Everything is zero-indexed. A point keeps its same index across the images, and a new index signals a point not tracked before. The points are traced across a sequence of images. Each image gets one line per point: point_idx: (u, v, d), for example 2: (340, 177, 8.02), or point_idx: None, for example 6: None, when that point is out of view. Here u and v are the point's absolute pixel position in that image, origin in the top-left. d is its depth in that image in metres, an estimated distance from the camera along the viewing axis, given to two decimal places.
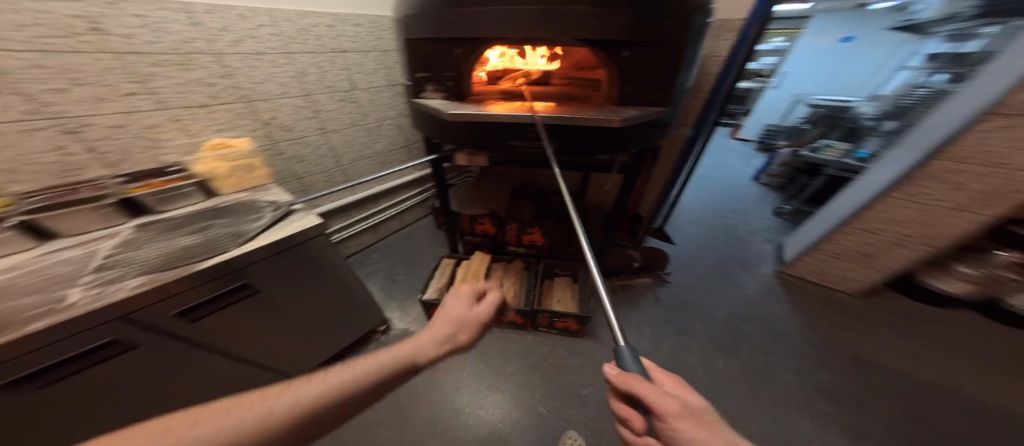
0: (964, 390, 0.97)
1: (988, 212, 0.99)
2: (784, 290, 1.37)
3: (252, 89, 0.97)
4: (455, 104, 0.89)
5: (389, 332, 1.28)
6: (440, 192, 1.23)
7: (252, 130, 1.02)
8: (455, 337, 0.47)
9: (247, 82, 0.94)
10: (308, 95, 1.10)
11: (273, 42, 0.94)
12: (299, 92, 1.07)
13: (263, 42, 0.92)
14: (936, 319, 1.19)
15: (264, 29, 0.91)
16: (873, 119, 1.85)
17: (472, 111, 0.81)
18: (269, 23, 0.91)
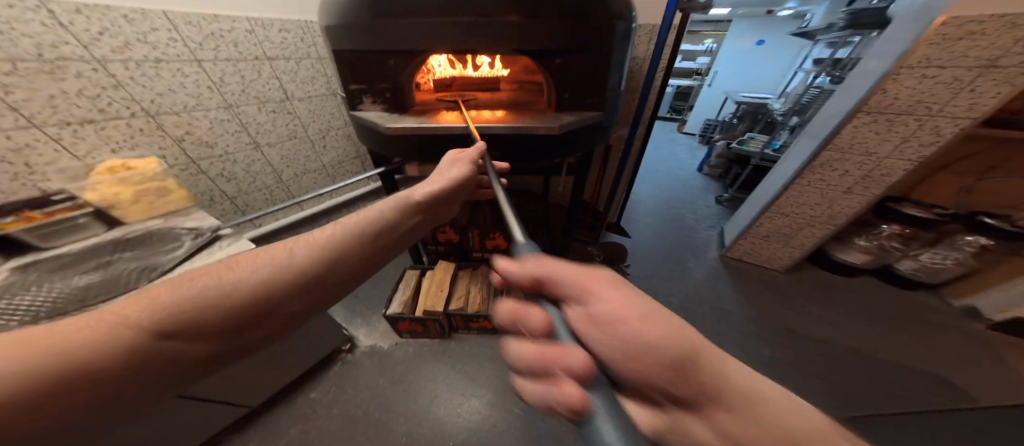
0: (872, 344, 1.12)
1: (870, 194, 1.18)
2: (727, 273, 1.51)
3: (155, 102, 0.85)
4: (395, 116, 0.87)
5: (355, 351, 1.18)
6: None
7: (161, 147, 0.91)
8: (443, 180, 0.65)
9: (146, 94, 0.83)
10: (230, 106, 0.99)
11: (177, 49, 0.83)
12: (218, 104, 0.96)
13: (159, 48, 0.81)
14: (847, 285, 1.39)
15: (163, 33, 0.80)
16: (783, 114, 2.10)
17: (411, 124, 0.79)
18: (166, 27, 0.80)
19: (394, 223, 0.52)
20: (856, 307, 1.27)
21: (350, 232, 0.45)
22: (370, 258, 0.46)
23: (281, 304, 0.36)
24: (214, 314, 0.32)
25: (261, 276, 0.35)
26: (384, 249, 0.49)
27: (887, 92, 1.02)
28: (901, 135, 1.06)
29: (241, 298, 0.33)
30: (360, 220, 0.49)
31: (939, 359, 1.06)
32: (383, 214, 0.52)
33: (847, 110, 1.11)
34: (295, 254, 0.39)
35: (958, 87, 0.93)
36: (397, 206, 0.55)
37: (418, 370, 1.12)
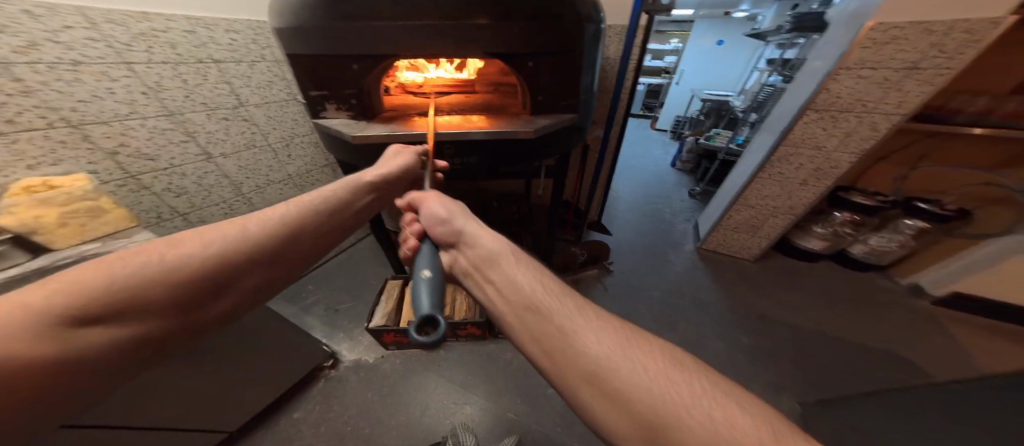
0: (837, 325, 1.21)
1: (823, 185, 1.27)
2: (704, 264, 1.57)
3: (79, 110, 0.74)
4: (362, 124, 0.83)
5: (339, 366, 1.11)
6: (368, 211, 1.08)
7: (91, 161, 0.80)
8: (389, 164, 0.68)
9: (65, 101, 0.72)
10: (172, 114, 0.90)
11: (100, 50, 0.73)
12: (157, 112, 0.87)
13: (78, 50, 0.71)
14: (810, 269, 1.49)
15: (80, 32, 0.70)
16: (742, 111, 2.22)
17: (380, 133, 0.75)
18: (85, 24, 0.70)
19: (345, 205, 0.57)
20: (820, 291, 1.36)
21: (299, 212, 0.50)
22: (321, 236, 0.51)
23: (237, 280, 0.41)
24: (166, 287, 0.35)
25: (215, 251, 0.39)
26: (335, 228, 0.54)
27: (830, 91, 1.10)
28: (843, 131, 1.15)
29: (194, 273, 0.37)
30: (308, 201, 0.53)
31: (895, 334, 1.15)
32: (334, 195, 0.57)
33: (798, 108, 1.18)
34: (246, 232, 0.43)
35: (887, 86, 1.03)
36: (347, 189, 0.59)
37: (407, 382, 1.06)
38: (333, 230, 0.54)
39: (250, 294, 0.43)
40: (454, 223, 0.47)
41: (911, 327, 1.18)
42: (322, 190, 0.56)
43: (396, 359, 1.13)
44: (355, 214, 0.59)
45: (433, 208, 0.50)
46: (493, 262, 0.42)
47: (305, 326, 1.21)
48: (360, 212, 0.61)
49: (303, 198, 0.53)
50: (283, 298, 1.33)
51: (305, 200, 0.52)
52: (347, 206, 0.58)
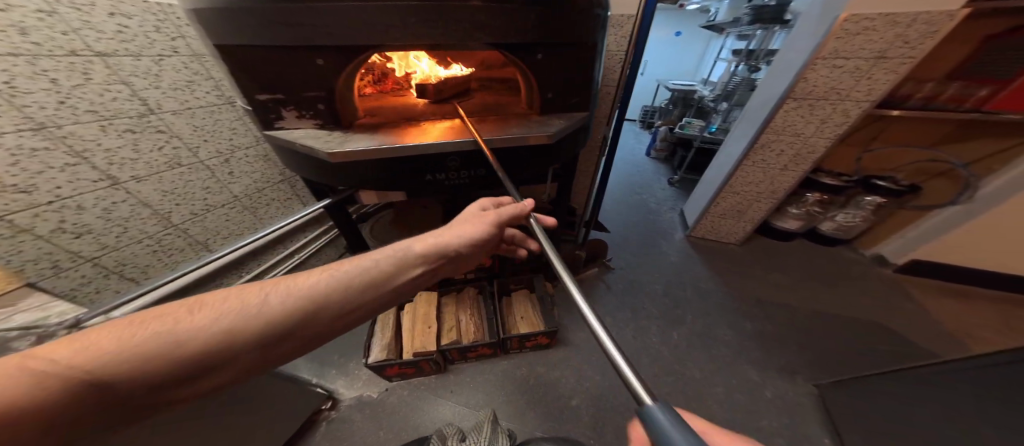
0: (818, 305, 1.32)
1: (801, 169, 1.32)
2: (696, 252, 1.61)
3: None
4: (334, 133, 0.66)
5: (338, 406, 0.91)
6: (349, 236, 0.91)
7: None
8: (464, 225, 0.51)
9: None
10: (44, 127, 0.64)
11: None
12: (17, 126, 0.61)
13: None
14: (786, 249, 1.61)
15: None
16: (711, 100, 2.30)
17: (364, 146, 0.59)
18: None
19: (396, 272, 0.42)
20: (800, 269, 1.50)
21: (336, 284, 0.37)
22: (351, 316, 0.37)
23: (235, 363, 0.30)
24: (154, 370, 0.27)
25: (221, 328, 0.30)
26: (373, 308, 0.39)
27: (808, 80, 1.12)
28: (820, 118, 1.18)
29: (190, 355, 0.28)
30: (354, 269, 0.39)
31: (865, 303, 1.33)
32: (387, 262, 0.41)
33: (778, 96, 1.19)
34: (268, 302, 0.33)
35: (859, 75, 1.06)
36: (404, 257, 0.43)
37: (422, 413, 0.92)
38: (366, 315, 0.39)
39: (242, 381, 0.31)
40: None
41: (876, 299, 1.35)
42: (369, 260, 0.41)
43: (403, 389, 0.97)
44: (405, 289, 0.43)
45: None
46: None
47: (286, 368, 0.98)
48: (410, 289, 0.44)
49: (349, 266, 0.39)
50: None
51: (349, 268, 0.39)
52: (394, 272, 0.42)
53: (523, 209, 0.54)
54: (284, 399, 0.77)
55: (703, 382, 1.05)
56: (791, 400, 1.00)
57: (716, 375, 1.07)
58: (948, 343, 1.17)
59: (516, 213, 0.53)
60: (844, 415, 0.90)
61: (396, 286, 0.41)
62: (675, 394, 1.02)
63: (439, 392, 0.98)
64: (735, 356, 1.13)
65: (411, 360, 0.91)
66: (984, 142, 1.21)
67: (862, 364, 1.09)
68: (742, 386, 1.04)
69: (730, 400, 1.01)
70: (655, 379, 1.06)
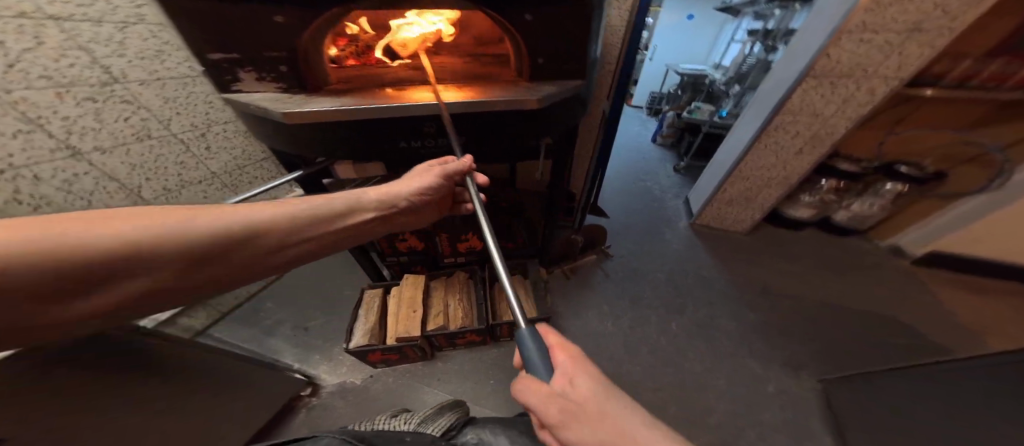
0: (826, 296, 1.25)
1: (817, 153, 1.21)
2: (700, 241, 1.54)
3: None
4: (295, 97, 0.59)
5: (320, 392, 0.88)
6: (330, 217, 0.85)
7: None
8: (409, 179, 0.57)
9: None
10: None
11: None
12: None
13: None
14: (795, 239, 1.53)
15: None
16: (723, 84, 2.17)
17: (324, 107, 0.53)
18: None
19: (342, 214, 0.48)
20: (809, 259, 1.43)
21: (277, 218, 0.41)
22: (293, 248, 0.42)
23: (156, 276, 0.31)
24: (71, 264, 0.26)
25: (155, 237, 0.30)
26: (311, 243, 0.44)
27: (830, 57, 0.99)
28: (842, 97, 1.06)
29: (114, 257, 0.28)
30: (298, 207, 0.44)
31: (877, 295, 1.26)
32: (334, 204, 0.48)
33: (797, 73, 1.06)
34: (203, 222, 0.34)
35: (889, 49, 0.94)
36: (352, 203, 0.50)
37: (408, 400, 0.89)
38: (302, 252, 0.44)
39: (160, 297, 0.32)
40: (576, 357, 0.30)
41: (891, 292, 1.28)
42: (314, 203, 0.46)
43: (388, 375, 0.94)
44: (346, 234, 0.49)
45: (583, 387, 0.27)
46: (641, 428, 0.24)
47: (268, 351, 0.95)
48: (348, 232, 0.49)
49: (292, 204, 0.44)
50: (234, 318, 1.02)
51: (294, 206, 0.44)
52: (337, 217, 0.48)
53: (464, 164, 0.58)
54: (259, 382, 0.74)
55: (703, 375, 1.01)
56: (794, 394, 0.96)
57: (717, 367, 1.03)
58: (966, 340, 1.10)
59: (455, 168, 0.58)
60: (850, 411, 0.86)
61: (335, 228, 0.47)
62: (675, 385, 0.98)
63: (426, 378, 0.95)
64: (737, 348, 1.08)
65: (395, 346, 0.87)
66: (1020, 124, 1.11)
67: (870, 359, 1.04)
68: (743, 378, 1.00)
69: (729, 392, 0.97)
70: (652, 371, 1.01)
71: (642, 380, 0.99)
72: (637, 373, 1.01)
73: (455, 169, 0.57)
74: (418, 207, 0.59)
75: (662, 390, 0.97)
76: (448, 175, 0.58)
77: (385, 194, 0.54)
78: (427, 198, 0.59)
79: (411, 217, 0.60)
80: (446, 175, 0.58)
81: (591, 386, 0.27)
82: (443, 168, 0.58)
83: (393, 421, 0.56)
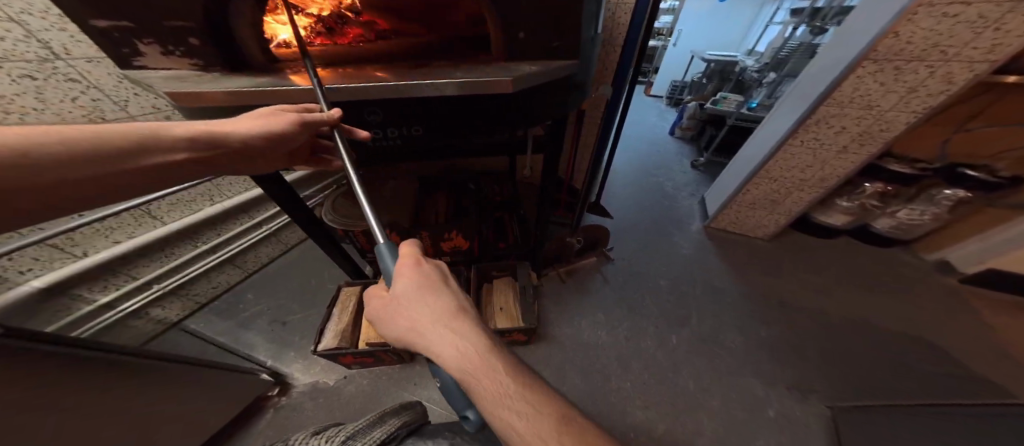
0: (854, 314, 1.10)
1: (866, 151, 1.03)
2: (713, 245, 1.40)
3: None
4: (223, 82, 0.52)
5: (291, 392, 0.86)
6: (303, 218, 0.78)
7: None
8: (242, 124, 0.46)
9: None
10: None
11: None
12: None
13: None
14: (824, 249, 1.37)
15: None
16: (757, 71, 1.93)
17: (244, 88, 0.49)
18: None
19: (140, 152, 0.40)
20: (839, 272, 1.26)
21: (50, 141, 0.34)
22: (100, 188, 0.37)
23: None
24: None
25: None
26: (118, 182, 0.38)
27: (899, 36, 0.79)
28: (907, 86, 0.86)
29: None
30: (92, 133, 0.38)
31: (912, 316, 1.10)
32: (150, 138, 0.41)
33: (851, 57, 0.87)
34: None
35: (984, 25, 0.72)
36: (155, 134, 0.41)
37: (381, 403, 0.85)
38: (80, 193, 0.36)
39: None
40: (411, 270, 0.37)
41: (931, 314, 1.12)
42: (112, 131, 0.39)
43: (361, 378, 0.90)
44: (157, 176, 0.41)
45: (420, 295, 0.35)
46: (424, 326, 0.33)
47: (244, 346, 0.94)
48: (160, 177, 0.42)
49: (81, 129, 0.37)
50: (212, 309, 1.03)
51: (83, 130, 0.37)
52: (146, 152, 0.40)
53: (331, 117, 0.47)
54: (223, 381, 0.72)
55: (697, 394, 0.91)
56: (798, 420, 0.85)
57: (714, 386, 0.92)
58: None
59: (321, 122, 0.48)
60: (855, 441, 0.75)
61: (158, 168, 0.41)
62: (666, 403, 0.89)
63: (400, 382, 0.90)
64: (740, 365, 0.97)
65: (365, 351, 0.82)
66: None
67: (898, 389, 0.91)
68: (744, 400, 0.90)
69: (725, 415, 0.87)
70: (641, 386, 0.92)
71: (627, 396, 0.91)
72: (626, 387, 0.92)
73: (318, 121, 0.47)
74: (261, 155, 0.49)
75: (650, 408, 0.88)
76: (293, 126, 0.48)
77: (208, 130, 0.44)
78: (274, 148, 0.49)
79: (251, 164, 0.50)
80: (289, 125, 0.48)
81: (421, 280, 0.36)
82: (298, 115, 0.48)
83: (310, 442, 0.42)
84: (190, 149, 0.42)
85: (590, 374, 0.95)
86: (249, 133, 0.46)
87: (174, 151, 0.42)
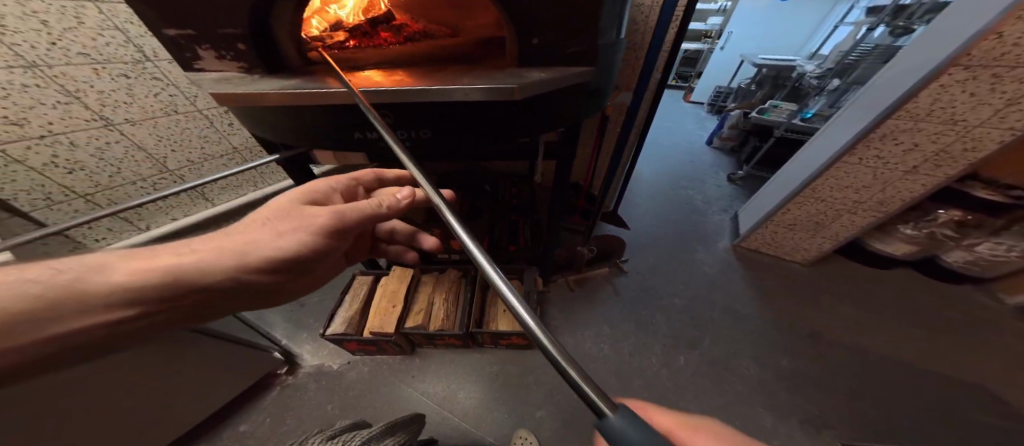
0: (901, 355, 0.96)
1: (942, 173, 0.88)
2: (740, 266, 1.29)
3: None
4: (250, 79, 0.53)
5: (298, 373, 0.91)
6: None
7: None
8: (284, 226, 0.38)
9: None
10: (32, 67, 0.64)
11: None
12: (6, 62, 0.61)
13: None
14: (876, 281, 1.20)
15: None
16: (816, 78, 1.73)
17: (266, 88, 0.47)
18: None
19: (69, 314, 0.26)
20: (896, 309, 1.10)
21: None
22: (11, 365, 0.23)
23: None
24: None
25: None
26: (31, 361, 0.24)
27: (1002, 39, 0.66)
28: (1006, 98, 0.72)
29: None
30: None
31: (980, 368, 0.94)
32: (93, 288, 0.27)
33: (933, 65, 0.75)
34: None
35: None
36: (88, 281, 0.27)
37: (379, 393, 0.88)
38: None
39: None
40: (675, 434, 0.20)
41: (1003, 366, 0.94)
42: (17, 287, 0.24)
43: (363, 366, 0.93)
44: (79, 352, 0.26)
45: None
46: None
47: (264, 324, 1.01)
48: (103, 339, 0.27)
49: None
50: None
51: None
52: (76, 315, 0.26)
53: (379, 205, 0.43)
54: (237, 355, 0.78)
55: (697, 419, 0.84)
56: None
57: (718, 413, 0.85)
58: None
59: (381, 212, 0.44)
60: None
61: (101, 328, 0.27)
62: None
63: (398, 372, 0.93)
64: (753, 395, 0.88)
65: (369, 338, 0.85)
66: None
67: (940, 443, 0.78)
68: (750, 431, 0.82)
69: None
70: None
71: None
72: None
73: (372, 211, 0.43)
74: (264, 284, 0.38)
75: None
76: (347, 216, 0.41)
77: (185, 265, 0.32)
78: (283, 275, 0.39)
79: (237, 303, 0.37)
80: (340, 219, 0.41)
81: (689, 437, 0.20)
82: (336, 210, 0.41)
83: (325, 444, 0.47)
84: (145, 302, 0.29)
85: None
86: (263, 256, 0.36)
87: (115, 308, 0.28)
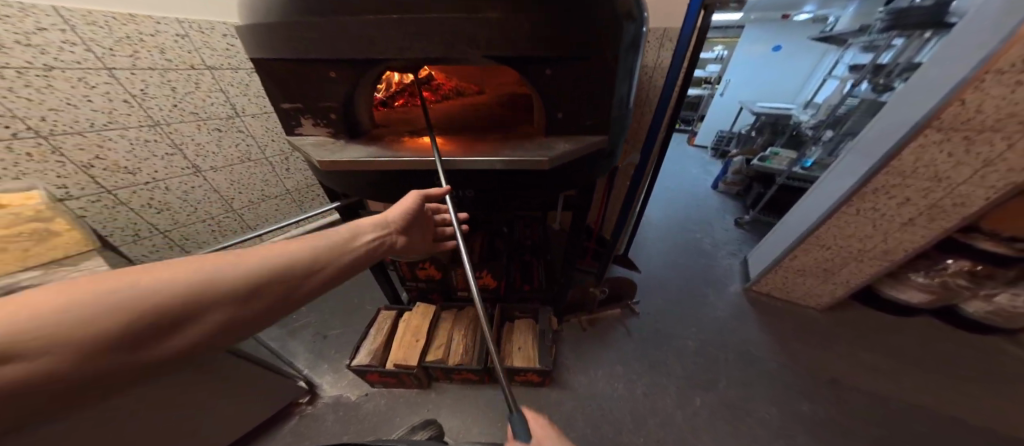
0: (929, 406, 0.92)
1: (939, 225, 0.92)
2: (754, 310, 1.28)
3: (49, 120, 0.69)
4: (336, 145, 0.65)
5: (318, 402, 0.94)
6: None
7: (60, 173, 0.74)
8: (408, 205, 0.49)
9: (34, 109, 0.67)
10: (155, 124, 0.83)
11: (77, 55, 0.68)
12: (140, 123, 0.81)
13: (50, 55, 0.66)
14: (898, 330, 1.17)
15: (58, 36, 0.65)
16: (811, 127, 1.86)
17: (357, 157, 0.58)
18: (65, 28, 0.65)
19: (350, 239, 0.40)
20: (918, 357, 1.07)
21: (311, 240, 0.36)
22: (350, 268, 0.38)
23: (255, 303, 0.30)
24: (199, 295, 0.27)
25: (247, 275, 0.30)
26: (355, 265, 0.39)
27: (965, 105, 0.75)
28: (980, 159, 0.80)
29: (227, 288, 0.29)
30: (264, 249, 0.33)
31: (1018, 422, 0.89)
32: (316, 245, 0.36)
33: (909, 127, 0.84)
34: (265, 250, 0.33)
35: None
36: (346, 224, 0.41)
37: (390, 426, 0.88)
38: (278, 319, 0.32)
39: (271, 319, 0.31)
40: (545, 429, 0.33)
41: None
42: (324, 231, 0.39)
43: (379, 399, 0.95)
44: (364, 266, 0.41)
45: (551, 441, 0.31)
46: None
47: (288, 353, 1.06)
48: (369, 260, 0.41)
49: (141, 277, 0.25)
50: None
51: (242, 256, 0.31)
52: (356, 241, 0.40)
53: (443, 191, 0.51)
54: (271, 380, 0.82)
55: None
56: None
57: None
58: None
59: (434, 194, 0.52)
60: None
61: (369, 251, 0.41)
62: None
63: (412, 407, 0.93)
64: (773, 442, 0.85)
65: (392, 371, 0.88)
66: None
67: None
68: None
69: None
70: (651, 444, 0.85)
71: None
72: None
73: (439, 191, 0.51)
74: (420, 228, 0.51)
75: None
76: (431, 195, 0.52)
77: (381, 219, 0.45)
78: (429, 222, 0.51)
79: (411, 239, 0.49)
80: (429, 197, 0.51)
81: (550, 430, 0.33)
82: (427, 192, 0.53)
83: None
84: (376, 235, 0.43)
85: (601, 425, 0.90)
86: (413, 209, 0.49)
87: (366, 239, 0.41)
